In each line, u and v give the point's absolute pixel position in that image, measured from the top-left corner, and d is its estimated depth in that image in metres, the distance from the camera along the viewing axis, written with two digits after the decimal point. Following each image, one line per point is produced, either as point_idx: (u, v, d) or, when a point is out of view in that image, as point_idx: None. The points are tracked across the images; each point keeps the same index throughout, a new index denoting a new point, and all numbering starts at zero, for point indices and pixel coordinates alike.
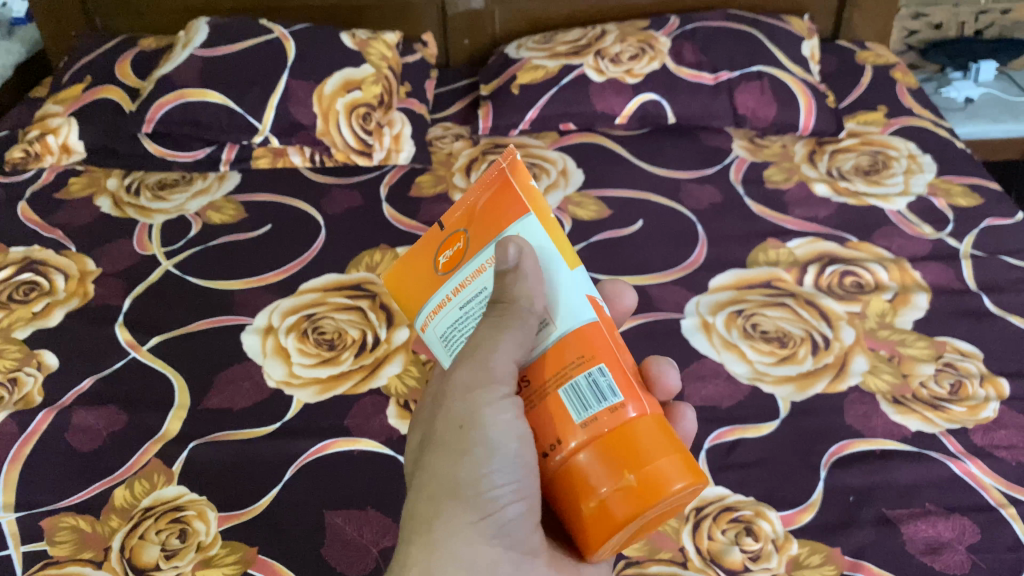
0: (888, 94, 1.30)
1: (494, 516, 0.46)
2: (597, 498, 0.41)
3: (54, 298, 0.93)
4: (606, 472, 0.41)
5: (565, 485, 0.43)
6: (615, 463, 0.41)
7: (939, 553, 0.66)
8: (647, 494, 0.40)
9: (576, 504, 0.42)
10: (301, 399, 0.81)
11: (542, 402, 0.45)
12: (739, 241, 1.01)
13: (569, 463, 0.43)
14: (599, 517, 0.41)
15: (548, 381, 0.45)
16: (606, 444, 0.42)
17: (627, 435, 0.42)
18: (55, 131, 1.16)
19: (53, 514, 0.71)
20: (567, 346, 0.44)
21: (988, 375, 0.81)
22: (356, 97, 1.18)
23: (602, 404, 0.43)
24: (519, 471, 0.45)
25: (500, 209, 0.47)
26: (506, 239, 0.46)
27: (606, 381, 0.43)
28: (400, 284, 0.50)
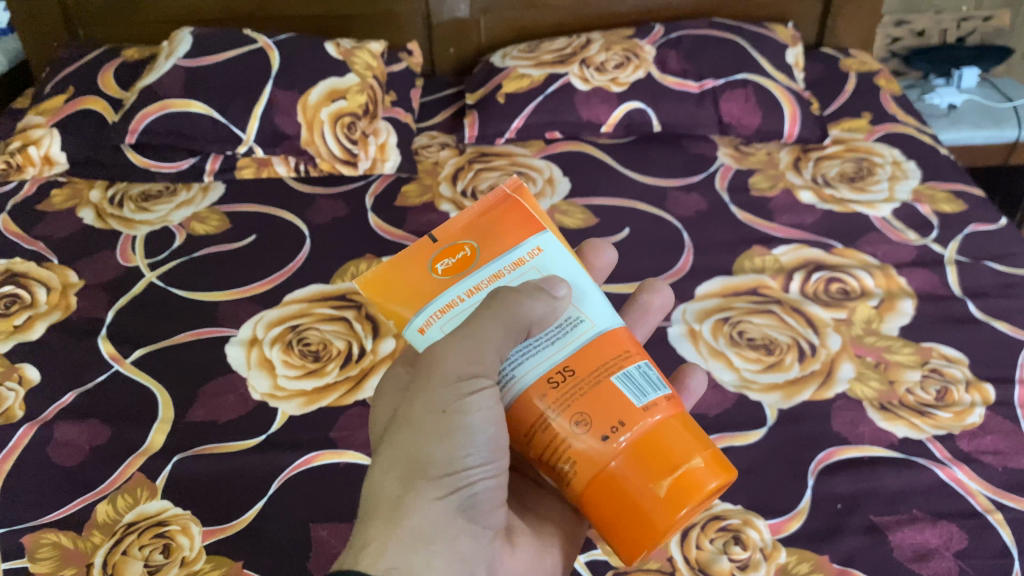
0: (872, 101, 1.31)
1: (463, 494, 0.47)
2: (640, 499, 0.41)
3: (35, 311, 0.92)
4: (647, 474, 0.42)
5: (602, 487, 0.42)
6: (657, 464, 0.42)
7: (927, 560, 0.66)
8: (690, 493, 0.41)
9: (650, 482, 0.41)
10: (286, 411, 0.80)
11: (590, 387, 0.43)
12: (725, 248, 1.01)
13: (638, 441, 0.42)
14: (642, 519, 0.42)
15: (582, 376, 0.44)
16: (646, 446, 0.42)
17: (684, 421, 0.44)
18: (37, 142, 1.15)
19: (34, 531, 0.70)
20: (610, 339, 0.45)
21: (974, 381, 0.82)
22: (341, 107, 1.18)
23: (636, 404, 0.43)
24: (493, 453, 0.47)
25: (520, 226, 0.48)
26: (527, 249, 0.48)
27: (652, 375, 0.45)
28: (386, 290, 0.47)
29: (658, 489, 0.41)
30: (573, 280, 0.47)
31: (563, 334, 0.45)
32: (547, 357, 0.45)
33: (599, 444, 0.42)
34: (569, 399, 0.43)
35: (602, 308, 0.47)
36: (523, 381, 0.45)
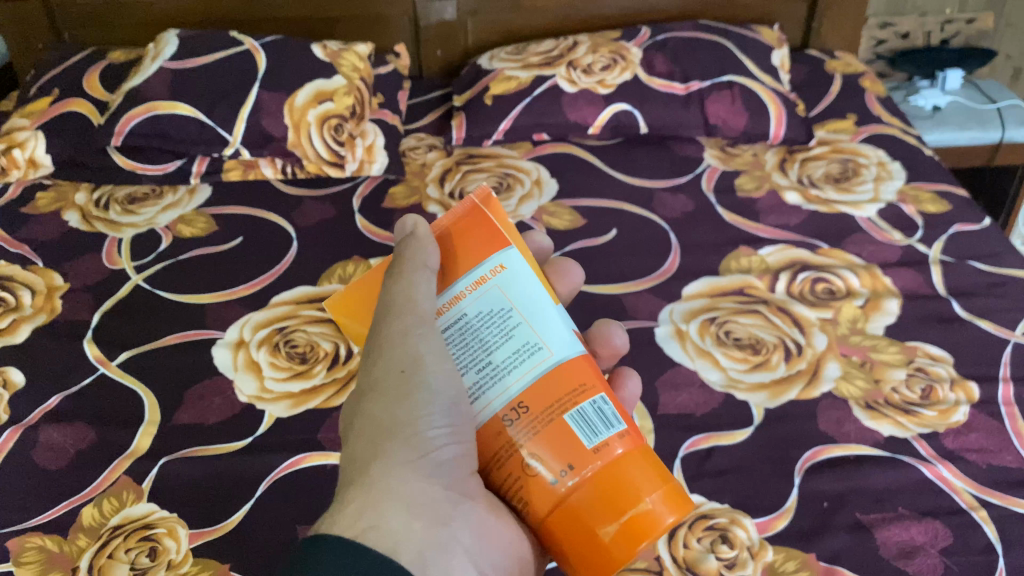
0: (857, 103, 1.32)
1: (431, 455, 0.46)
2: (591, 539, 0.42)
3: (20, 314, 0.92)
4: (599, 514, 0.42)
5: (556, 527, 0.42)
6: (609, 506, 0.41)
7: (913, 557, 0.66)
8: (642, 534, 0.41)
9: (598, 529, 0.41)
10: (273, 413, 0.80)
11: (546, 428, 0.43)
12: (712, 249, 1.02)
13: (589, 483, 0.42)
14: (594, 560, 0.42)
15: (537, 412, 0.44)
16: (600, 486, 0.42)
17: (641, 457, 0.43)
18: (22, 145, 1.14)
19: (18, 535, 0.69)
20: (566, 370, 0.45)
21: (958, 380, 0.82)
22: (327, 109, 1.18)
23: (590, 444, 0.43)
24: (456, 417, 0.45)
25: (473, 235, 0.49)
26: (488, 268, 0.48)
27: (609, 409, 0.45)
28: (355, 308, 0.52)
29: (609, 531, 0.41)
30: (534, 296, 0.47)
31: (516, 364, 0.45)
32: (506, 387, 0.44)
33: (553, 486, 0.42)
34: (526, 435, 0.43)
35: (562, 335, 0.46)
36: (487, 403, 0.45)
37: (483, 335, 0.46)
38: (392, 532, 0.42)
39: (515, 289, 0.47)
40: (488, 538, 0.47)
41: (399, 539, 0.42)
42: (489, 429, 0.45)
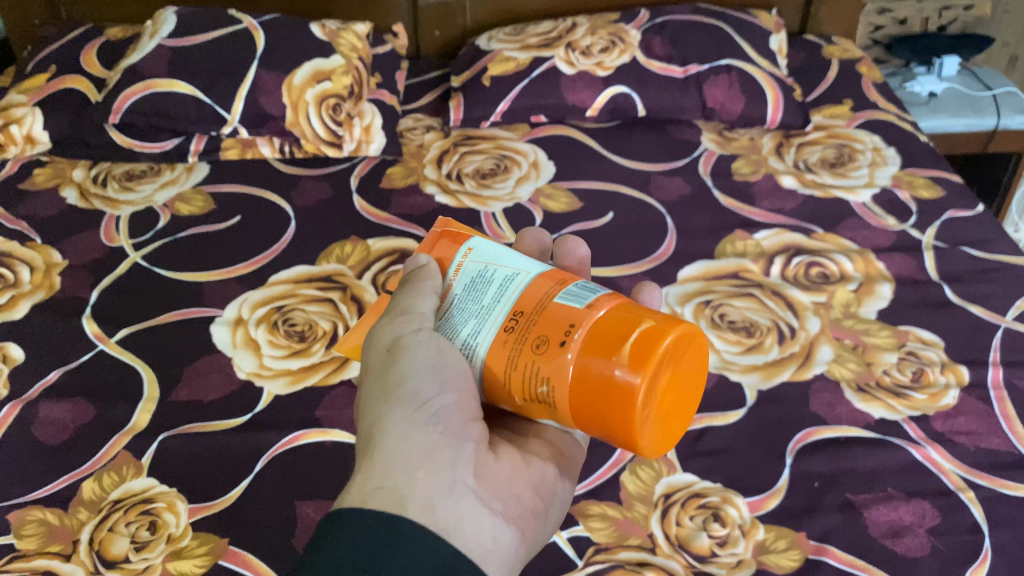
0: (854, 88, 1.32)
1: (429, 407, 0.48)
2: (612, 388, 0.42)
3: (19, 290, 0.92)
4: (611, 350, 0.42)
5: (577, 395, 0.43)
6: (610, 351, 0.42)
7: (901, 536, 0.68)
8: (653, 342, 0.42)
9: (613, 358, 0.42)
10: (272, 390, 0.80)
11: (541, 315, 0.45)
12: (707, 233, 1.02)
13: (591, 332, 0.43)
14: (622, 406, 0.42)
15: (531, 312, 0.46)
16: (601, 329, 0.43)
17: (631, 303, 0.45)
18: (19, 121, 1.14)
19: (19, 508, 0.70)
20: (545, 279, 0.48)
21: (948, 364, 0.83)
22: (325, 88, 1.18)
23: (580, 305, 0.45)
24: (443, 371, 0.48)
25: (443, 246, 0.55)
26: (461, 254, 0.53)
27: (591, 287, 0.47)
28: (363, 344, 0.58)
29: (620, 370, 0.42)
30: (504, 254, 0.52)
31: (503, 291, 0.48)
32: (498, 313, 0.47)
33: (560, 362, 0.43)
34: (527, 332, 0.45)
35: (536, 266, 0.51)
36: (483, 333, 0.47)
37: (470, 301, 0.50)
38: (400, 487, 0.45)
39: (486, 255, 0.52)
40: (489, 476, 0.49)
41: (408, 492, 0.45)
42: (493, 348, 0.46)
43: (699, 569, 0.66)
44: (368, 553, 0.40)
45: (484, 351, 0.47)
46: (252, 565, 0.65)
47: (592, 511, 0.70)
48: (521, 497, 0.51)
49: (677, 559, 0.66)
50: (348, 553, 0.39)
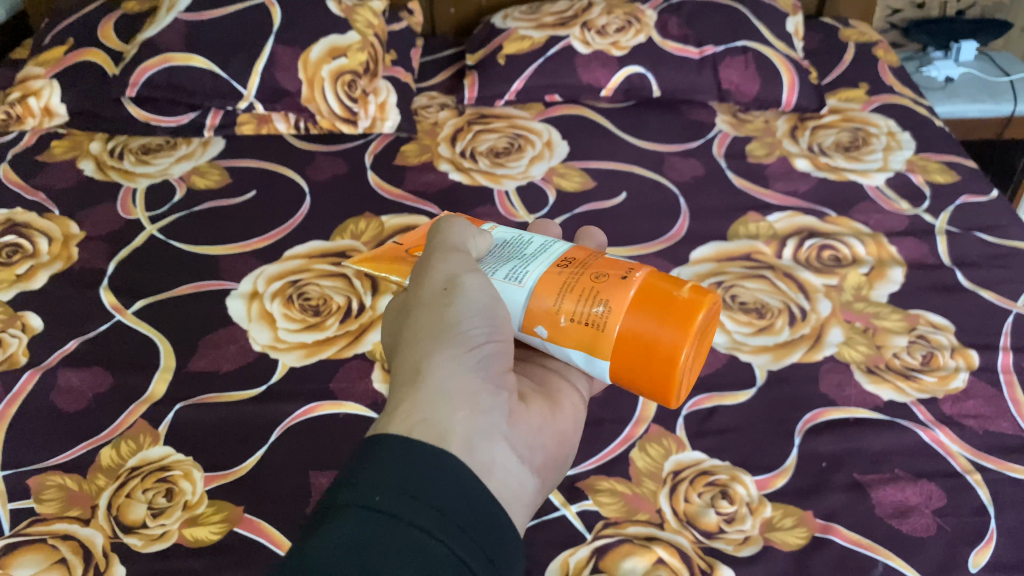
0: (870, 72, 1.32)
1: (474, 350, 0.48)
2: (657, 347, 0.47)
3: (37, 261, 0.93)
4: (669, 287, 0.49)
5: (621, 346, 0.48)
6: (658, 315, 0.47)
7: (907, 516, 0.68)
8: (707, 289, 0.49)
9: (672, 295, 0.48)
10: (286, 363, 0.81)
11: (589, 269, 0.51)
12: (720, 214, 1.03)
13: (646, 276, 0.49)
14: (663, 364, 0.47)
15: (579, 264, 0.52)
16: (657, 275, 0.50)
17: None
18: (37, 94, 1.15)
19: (39, 473, 0.72)
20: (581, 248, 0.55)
21: (958, 348, 0.84)
22: (341, 64, 1.18)
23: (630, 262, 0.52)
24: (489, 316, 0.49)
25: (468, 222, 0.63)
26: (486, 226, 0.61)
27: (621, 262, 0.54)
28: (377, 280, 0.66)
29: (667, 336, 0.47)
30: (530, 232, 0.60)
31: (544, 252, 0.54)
32: (542, 262, 0.53)
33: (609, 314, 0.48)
34: (580, 274, 0.51)
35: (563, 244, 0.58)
36: (528, 275, 0.52)
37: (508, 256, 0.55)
38: (446, 421, 0.44)
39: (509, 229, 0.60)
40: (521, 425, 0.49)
41: (452, 426, 0.44)
42: (538, 291, 0.51)
43: (706, 545, 0.66)
44: (409, 478, 0.39)
45: (531, 285, 0.51)
46: (267, 533, 0.67)
47: (601, 486, 0.71)
48: (547, 447, 0.52)
49: (685, 534, 0.67)
50: (394, 478, 0.39)
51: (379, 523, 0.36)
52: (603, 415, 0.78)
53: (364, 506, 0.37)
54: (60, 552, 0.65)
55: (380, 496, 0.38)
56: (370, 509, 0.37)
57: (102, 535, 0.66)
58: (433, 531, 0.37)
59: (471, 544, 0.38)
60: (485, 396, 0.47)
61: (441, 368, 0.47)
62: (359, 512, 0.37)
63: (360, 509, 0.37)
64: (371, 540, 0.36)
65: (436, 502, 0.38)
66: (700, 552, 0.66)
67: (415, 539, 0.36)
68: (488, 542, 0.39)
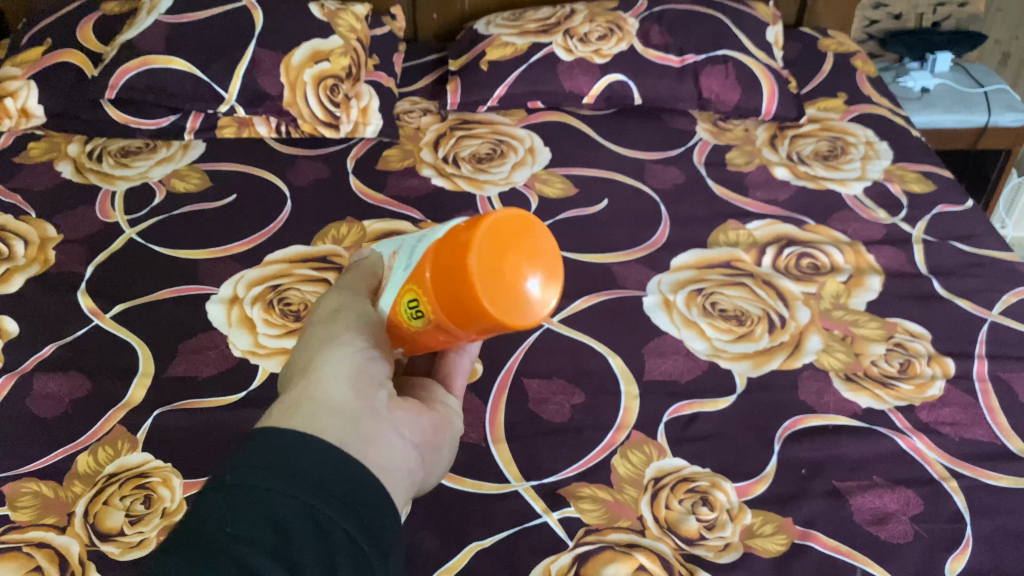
0: (848, 81, 1.33)
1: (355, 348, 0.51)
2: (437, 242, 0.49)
3: (13, 264, 0.92)
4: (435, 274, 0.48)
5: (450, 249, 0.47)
6: (547, 254, 0.45)
7: (885, 523, 0.69)
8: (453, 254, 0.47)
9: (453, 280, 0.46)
10: (266, 368, 0.81)
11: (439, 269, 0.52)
12: (700, 222, 1.03)
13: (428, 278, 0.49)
14: (459, 236, 0.46)
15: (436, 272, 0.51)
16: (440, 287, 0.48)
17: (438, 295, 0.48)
18: (14, 94, 1.13)
19: (13, 480, 0.71)
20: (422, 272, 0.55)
21: (935, 356, 0.85)
22: (324, 69, 1.17)
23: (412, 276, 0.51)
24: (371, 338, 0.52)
25: None
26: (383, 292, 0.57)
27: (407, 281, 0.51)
28: None
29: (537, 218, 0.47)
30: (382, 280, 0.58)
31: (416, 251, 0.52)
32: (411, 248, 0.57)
33: (535, 293, 0.45)
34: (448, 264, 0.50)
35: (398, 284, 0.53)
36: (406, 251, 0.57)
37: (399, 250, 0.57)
38: (336, 408, 0.47)
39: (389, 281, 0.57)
40: (403, 412, 0.51)
41: (338, 414, 0.46)
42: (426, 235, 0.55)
43: (687, 551, 0.67)
44: (284, 469, 0.40)
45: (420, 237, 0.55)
46: None
47: (583, 493, 0.72)
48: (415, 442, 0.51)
49: (666, 542, 0.68)
50: (261, 461, 0.41)
51: (257, 500, 0.38)
52: (585, 422, 0.78)
53: (239, 485, 0.39)
54: (36, 560, 0.64)
55: (230, 476, 0.40)
56: (242, 487, 0.39)
57: (78, 542, 0.66)
58: (318, 503, 0.39)
59: (353, 517, 0.40)
60: (365, 386, 0.49)
61: (353, 381, 0.49)
62: (245, 498, 0.38)
63: (226, 489, 0.39)
64: (251, 519, 0.37)
65: (307, 474, 0.41)
66: (681, 559, 0.66)
67: (314, 517, 0.39)
68: (374, 522, 0.41)
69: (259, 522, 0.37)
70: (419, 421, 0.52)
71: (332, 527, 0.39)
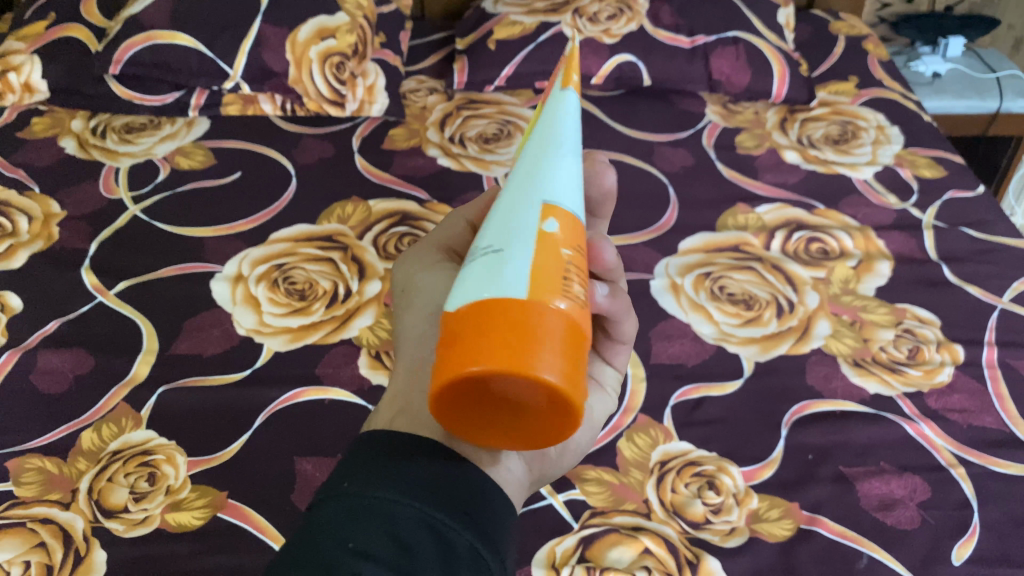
0: (860, 65, 1.32)
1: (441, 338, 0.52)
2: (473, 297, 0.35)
3: (17, 240, 0.91)
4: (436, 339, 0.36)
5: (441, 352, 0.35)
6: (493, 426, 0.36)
7: (891, 509, 0.69)
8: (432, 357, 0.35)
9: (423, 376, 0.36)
10: (271, 348, 0.81)
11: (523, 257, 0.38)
12: (708, 205, 1.02)
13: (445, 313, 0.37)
14: (445, 364, 0.34)
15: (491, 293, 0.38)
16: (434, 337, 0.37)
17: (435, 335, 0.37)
18: (18, 69, 1.11)
19: (18, 455, 0.70)
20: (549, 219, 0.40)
21: (944, 342, 0.84)
22: (329, 46, 1.16)
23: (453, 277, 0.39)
24: None
25: None
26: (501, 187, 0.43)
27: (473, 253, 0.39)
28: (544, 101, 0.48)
29: (555, 371, 0.32)
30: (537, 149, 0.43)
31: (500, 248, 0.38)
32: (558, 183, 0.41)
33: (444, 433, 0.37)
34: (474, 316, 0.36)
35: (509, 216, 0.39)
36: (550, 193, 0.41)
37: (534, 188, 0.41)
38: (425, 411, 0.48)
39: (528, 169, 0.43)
40: None
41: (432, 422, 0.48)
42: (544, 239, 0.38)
43: (693, 535, 0.67)
44: (390, 469, 0.41)
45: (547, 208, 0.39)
46: (251, 519, 0.66)
47: (589, 475, 0.71)
48: None
49: (672, 525, 0.67)
50: (376, 470, 0.41)
51: (377, 511, 0.38)
52: None
53: (353, 494, 0.39)
54: (40, 536, 0.64)
55: (347, 484, 0.40)
56: (354, 495, 0.39)
57: (82, 519, 0.65)
58: (437, 512, 0.39)
59: (472, 524, 0.40)
60: None
61: None
62: (360, 505, 0.39)
63: (344, 499, 0.39)
64: (367, 531, 0.37)
65: (426, 482, 0.41)
66: (687, 543, 0.66)
67: (434, 527, 0.39)
68: (489, 524, 0.41)
69: (380, 535, 0.37)
70: None
71: (453, 537, 0.39)
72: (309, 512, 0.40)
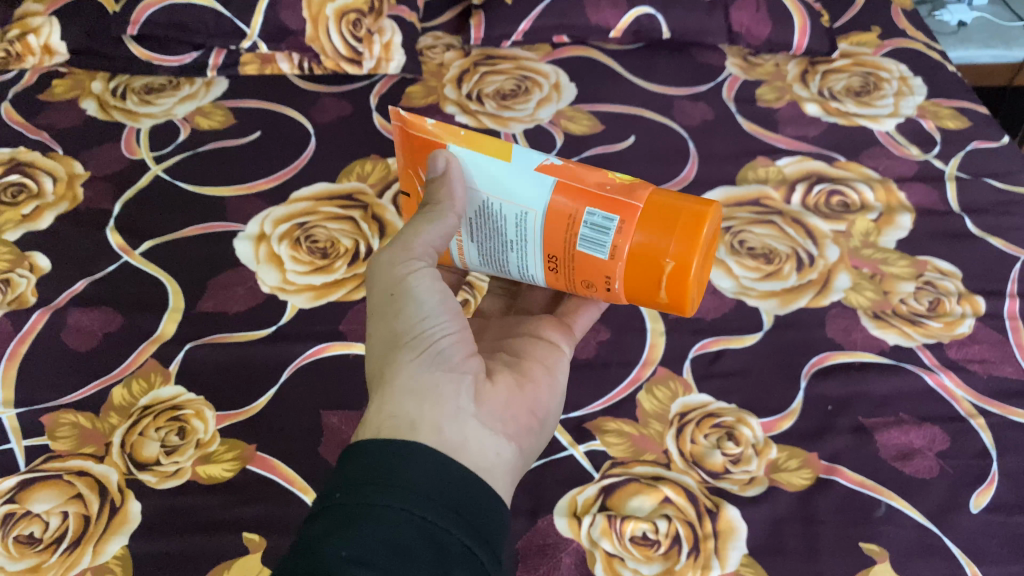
0: (883, 15, 1.29)
1: (420, 345, 0.52)
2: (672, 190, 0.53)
3: (43, 201, 0.93)
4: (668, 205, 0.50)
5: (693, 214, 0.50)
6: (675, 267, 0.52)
7: (910, 459, 0.69)
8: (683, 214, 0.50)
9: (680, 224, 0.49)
10: (296, 305, 0.82)
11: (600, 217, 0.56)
12: (728, 158, 1.02)
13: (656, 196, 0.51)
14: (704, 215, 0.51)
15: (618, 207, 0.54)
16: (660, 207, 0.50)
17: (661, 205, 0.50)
18: (37, 31, 1.11)
19: (52, 410, 0.72)
20: None
21: (965, 294, 0.84)
22: (346, 2, 1.13)
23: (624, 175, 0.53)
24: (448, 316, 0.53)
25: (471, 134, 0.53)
26: None
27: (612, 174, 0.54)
28: None
29: None
30: None
31: None
32: None
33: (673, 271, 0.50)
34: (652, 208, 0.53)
35: None
36: None
37: None
38: (414, 419, 0.48)
39: None
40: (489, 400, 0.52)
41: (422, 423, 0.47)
42: None
43: (712, 485, 0.68)
44: (384, 476, 0.42)
45: None
46: (280, 471, 0.68)
47: (609, 427, 0.72)
48: (517, 417, 0.54)
49: (691, 475, 0.68)
50: (367, 476, 0.42)
51: (372, 518, 0.39)
52: (610, 358, 0.78)
53: (347, 505, 0.40)
54: (76, 487, 0.66)
55: (341, 494, 0.41)
56: (348, 505, 0.40)
57: (116, 471, 0.67)
58: (430, 513, 0.41)
59: (464, 524, 0.42)
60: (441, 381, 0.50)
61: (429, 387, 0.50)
62: (353, 515, 0.40)
63: (337, 509, 0.40)
64: (363, 539, 0.38)
65: (421, 488, 0.42)
66: (706, 492, 0.67)
67: (427, 529, 0.40)
68: (483, 524, 0.43)
69: (374, 543, 0.38)
70: (509, 405, 0.53)
71: (448, 538, 0.40)
72: (305, 524, 0.41)
